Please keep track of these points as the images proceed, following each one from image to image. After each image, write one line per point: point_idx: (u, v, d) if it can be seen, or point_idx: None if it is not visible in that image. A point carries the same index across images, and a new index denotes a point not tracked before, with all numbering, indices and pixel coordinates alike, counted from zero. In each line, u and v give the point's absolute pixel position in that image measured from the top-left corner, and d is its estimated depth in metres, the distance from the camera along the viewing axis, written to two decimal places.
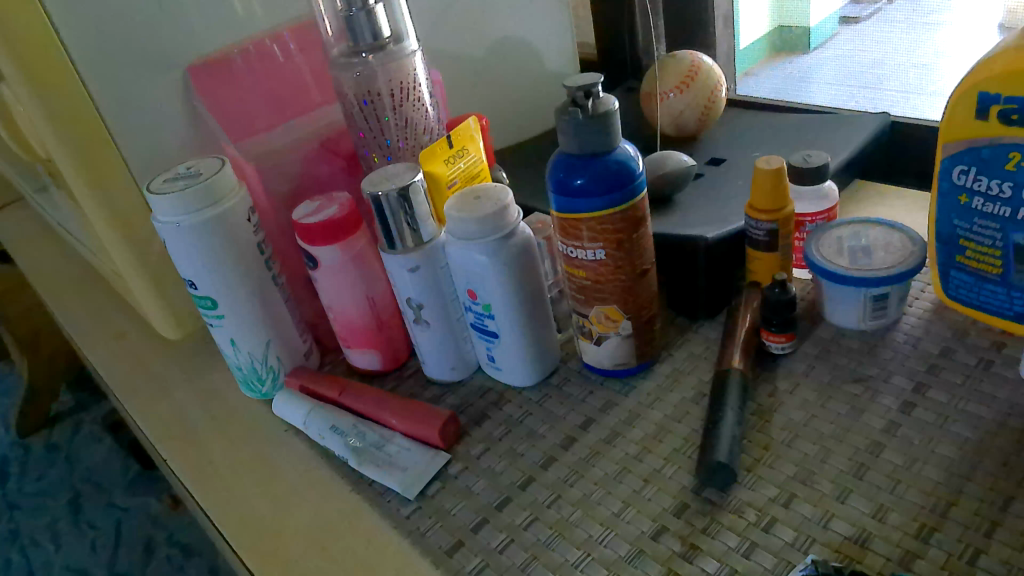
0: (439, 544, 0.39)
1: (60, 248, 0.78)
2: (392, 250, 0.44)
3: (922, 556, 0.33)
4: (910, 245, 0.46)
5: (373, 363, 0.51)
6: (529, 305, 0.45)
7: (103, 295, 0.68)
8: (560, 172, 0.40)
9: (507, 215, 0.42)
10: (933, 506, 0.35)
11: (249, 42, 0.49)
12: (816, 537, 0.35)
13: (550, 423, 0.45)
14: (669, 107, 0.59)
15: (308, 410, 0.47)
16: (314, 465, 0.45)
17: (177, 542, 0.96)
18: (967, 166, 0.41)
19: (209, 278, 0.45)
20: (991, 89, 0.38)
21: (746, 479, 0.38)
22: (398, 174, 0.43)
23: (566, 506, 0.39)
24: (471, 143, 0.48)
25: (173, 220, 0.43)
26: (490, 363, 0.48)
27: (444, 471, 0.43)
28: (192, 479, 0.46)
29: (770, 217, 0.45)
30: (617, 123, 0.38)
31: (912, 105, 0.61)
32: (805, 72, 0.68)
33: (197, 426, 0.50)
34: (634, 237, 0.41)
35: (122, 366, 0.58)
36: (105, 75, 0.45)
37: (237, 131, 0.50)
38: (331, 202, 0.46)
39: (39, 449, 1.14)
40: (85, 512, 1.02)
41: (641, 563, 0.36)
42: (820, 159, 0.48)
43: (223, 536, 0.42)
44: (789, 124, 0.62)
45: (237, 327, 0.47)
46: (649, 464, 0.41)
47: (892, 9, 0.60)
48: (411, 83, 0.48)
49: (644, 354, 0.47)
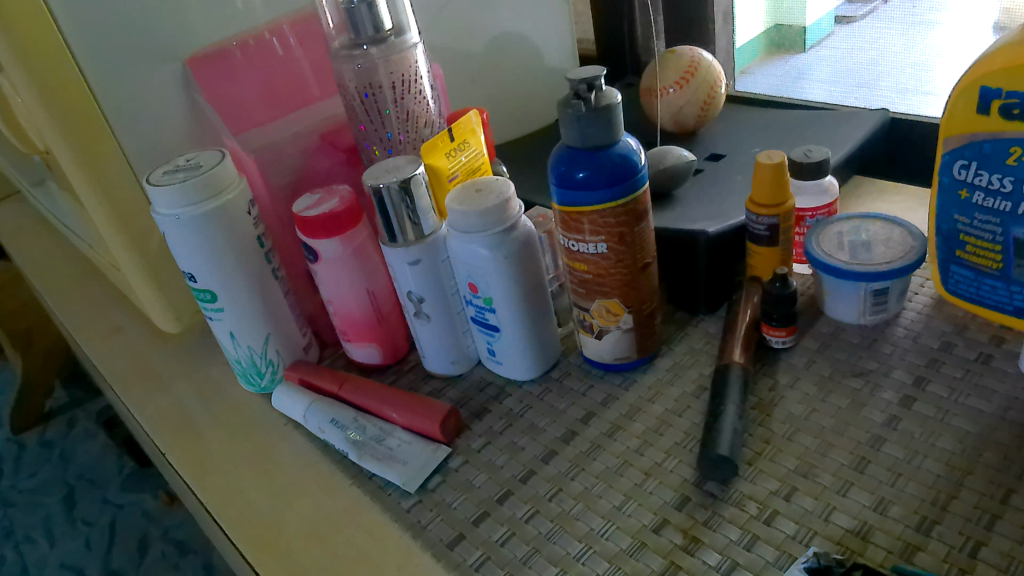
0: (440, 537, 0.39)
1: (56, 242, 0.78)
2: (393, 244, 0.44)
3: (923, 549, 0.33)
4: (910, 239, 0.46)
5: (373, 357, 0.51)
6: (530, 299, 0.45)
7: (100, 288, 0.68)
8: (562, 164, 0.40)
9: (509, 208, 0.42)
10: (933, 498, 0.35)
11: (249, 35, 0.49)
12: (818, 530, 0.35)
13: (550, 417, 0.45)
14: (669, 103, 0.59)
15: (308, 404, 0.47)
16: (313, 459, 0.45)
17: (172, 539, 0.96)
18: (968, 160, 0.41)
19: (209, 270, 0.45)
20: (992, 84, 0.38)
21: (747, 472, 0.39)
22: (399, 167, 0.43)
23: (567, 499, 0.39)
24: (473, 137, 0.48)
25: (172, 213, 0.43)
26: (490, 357, 0.48)
27: (445, 465, 0.43)
28: (191, 473, 0.46)
29: (770, 212, 0.45)
30: (619, 115, 0.38)
31: (908, 103, 0.61)
32: (801, 70, 0.68)
33: (197, 419, 0.50)
34: (636, 231, 0.41)
35: (120, 359, 0.57)
36: (105, 67, 0.45)
37: (236, 122, 0.49)
38: (332, 195, 0.46)
39: (33, 446, 1.14)
40: (79, 509, 1.01)
41: (642, 556, 0.36)
42: (820, 155, 0.48)
43: (223, 529, 0.42)
44: (787, 121, 0.62)
45: (237, 319, 0.47)
46: (649, 458, 0.41)
47: (887, 9, 0.60)
48: (412, 76, 0.48)
49: (644, 348, 0.47)
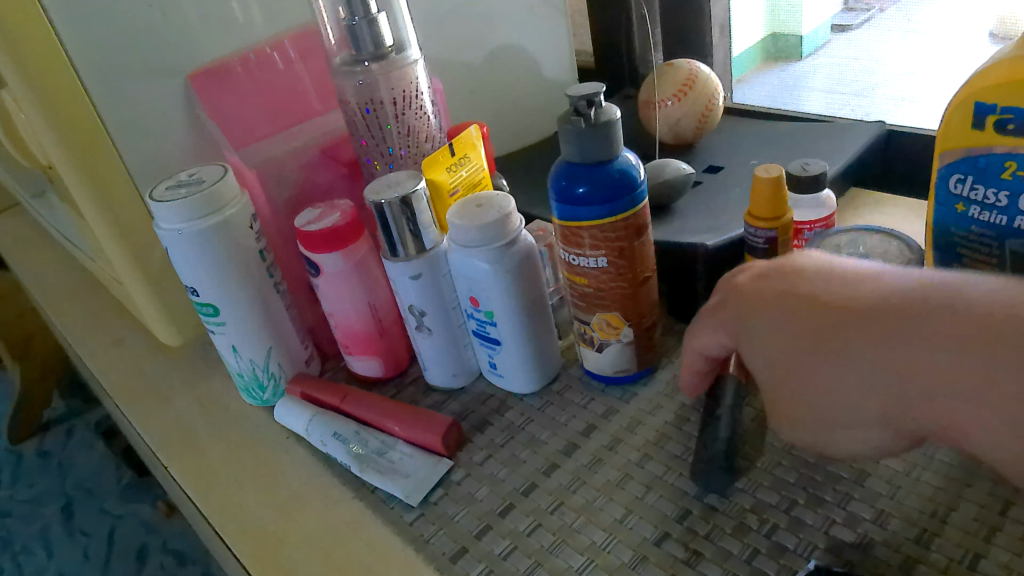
0: (443, 551, 0.39)
1: (57, 254, 0.78)
2: (395, 257, 0.44)
3: (923, 561, 0.34)
4: (908, 252, 0.45)
5: (374, 370, 0.51)
6: (531, 313, 0.45)
7: (102, 301, 0.68)
8: (562, 180, 0.40)
9: (510, 223, 0.42)
10: (932, 511, 0.36)
11: (250, 50, 0.49)
12: (818, 543, 0.35)
13: (551, 430, 0.45)
14: (666, 115, 0.60)
15: (310, 417, 0.47)
16: (315, 473, 0.45)
17: (172, 549, 0.96)
18: (964, 174, 0.40)
19: (212, 285, 0.45)
20: (987, 99, 0.37)
21: (747, 485, 0.39)
22: (400, 181, 0.43)
23: (569, 513, 0.40)
24: (473, 151, 0.48)
25: (174, 228, 0.43)
26: (491, 370, 0.48)
27: (447, 478, 0.43)
28: (193, 486, 0.46)
29: (769, 224, 0.45)
30: (619, 132, 0.39)
31: (904, 112, 0.61)
32: (796, 80, 0.68)
33: (199, 433, 0.50)
34: (635, 245, 0.42)
35: (121, 372, 0.58)
36: (106, 83, 0.45)
37: (238, 137, 0.49)
38: (333, 210, 0.46)
39: (31, 457, 1.13)
40: (77, 520, 1.01)
41: (644, 569, 0.36)
42: (818, 168, 0.49)
43: (225, 544, 0.42)
44: (784, 132, 0.62)
45: (239, 334, 0.47)
46: (650, 471, 0.41)
47: (883, 17, 0.60)
48: (413, 92, 0.48)
49: (645, 361, 0.47)
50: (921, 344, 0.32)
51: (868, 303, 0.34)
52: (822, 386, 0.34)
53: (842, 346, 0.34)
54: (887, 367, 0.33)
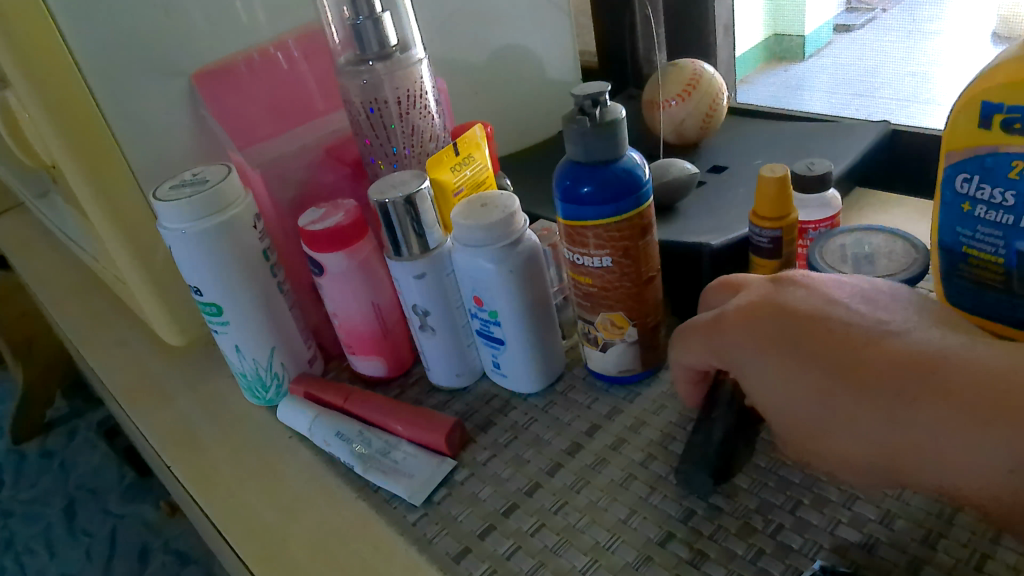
0: (447, 551, 0.39)
1: (61, 254, 0.78)
2: (399, 257, 0.44)
3: (929, 562, 0.33)
4: (913, 252, 0.46)
5: (378, 370, 0.51)
6: (535, 313, 0.45)
7: (105, 301, 0.68)
8: (567, 179, 0.40)
9: (514, 223, 0.42)
10: (939, 511, 0.35)
11: (254, 50, 0.49)
12: (824, 544, 0.35)
13: (555, 430, 0.45)
14: (670, 115, 0.60)
15: (313, 417, 0.47)
16: (319, 473, 0.45)
17: (174, 549, 0.96)
18: (970, 173, 0.40)
19: (215, 285, 0.45)
20: (993, 98, 0.37)
21: (752, 486, 0.39)
22: (404, 181, 0.43)
23: (573, 513, 0.39)
24: (477, 151, 0.48)
25: (178, 227, 0.43)
26: (495, 370, 0.48)
27: (450, 478, 0.43)
28: (196, 486, 0.46)
29: (773, 225, 0.45)
30: (624, 131, 0.38)
31: (907, 112, 0.61)
32: (800, 80, 0.68)
33: (202, 433, 0.50)
34: (640, 245, 0.42)
35: (125, 372, 0.57)
36: (110, 82, 0.45)
37: (242, 137, 0.49)
38: (337, 209, 0.46)
39: (33, 457, 1.13)
40: (80, 520, 1.01)
41: (648, 569, 0.36)
42: (823, 167, 0.48)
43: (229, 543, 0.42)
44: (788, 132, 0.62)
45: (243, 333, 0.47)
46: (654, 471, 0.41)
47: (886, 17, 0.60)
48: (417, 91, 0.48)
49: (649, 361, 0.47)
50: (926, 433, 0.29)
51: (876, 377, 0.30)
52: (839, 448, 0.32)
53: (855, 414, 0.31)
54: (887, 425, 0.30)
